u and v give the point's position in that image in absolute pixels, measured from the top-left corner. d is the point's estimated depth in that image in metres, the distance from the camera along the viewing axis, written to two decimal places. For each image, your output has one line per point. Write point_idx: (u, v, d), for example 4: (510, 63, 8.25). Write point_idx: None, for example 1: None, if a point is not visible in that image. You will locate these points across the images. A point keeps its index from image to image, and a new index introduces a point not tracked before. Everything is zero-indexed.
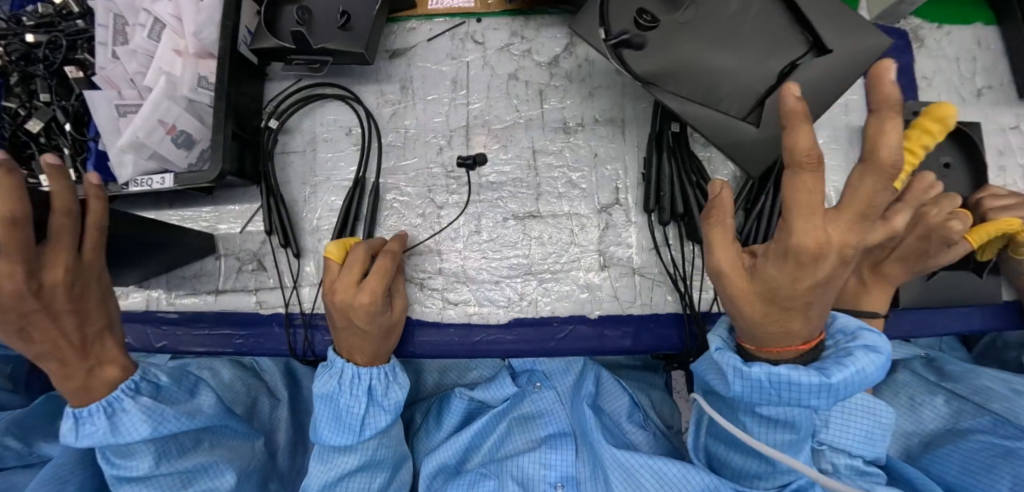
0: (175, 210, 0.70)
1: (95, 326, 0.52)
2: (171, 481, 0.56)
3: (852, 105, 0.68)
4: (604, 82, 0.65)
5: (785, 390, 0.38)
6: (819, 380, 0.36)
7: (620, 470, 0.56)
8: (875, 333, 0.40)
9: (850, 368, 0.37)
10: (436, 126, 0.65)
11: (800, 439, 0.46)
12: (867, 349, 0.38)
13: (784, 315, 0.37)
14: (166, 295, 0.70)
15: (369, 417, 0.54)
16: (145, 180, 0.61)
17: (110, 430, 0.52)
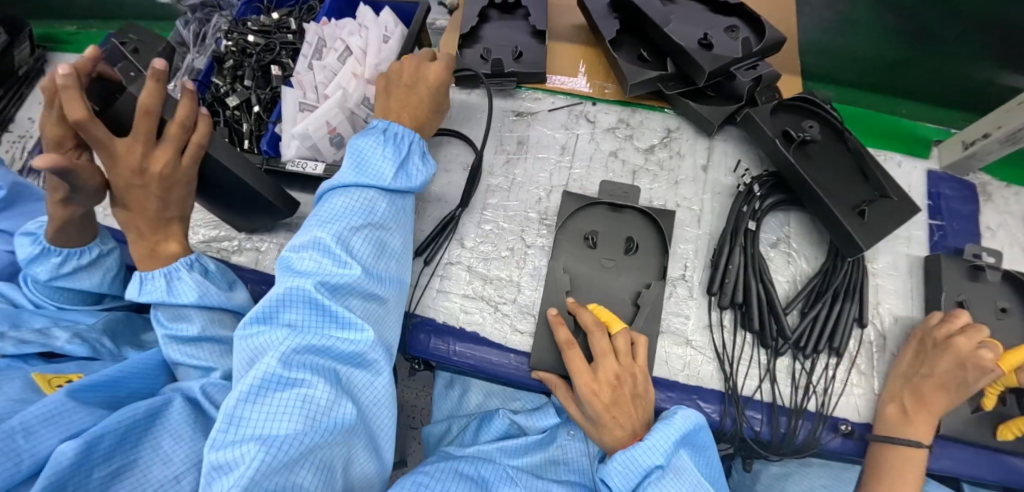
0: (306, 194, 0.85)
1: (170, 212, 0.63)
2: (209, 349, 0.62)
3: (914, 239, 0.75)
4: (689, 175, 0.76)
5: (629, 464, 0.55)
6: (640, 445, 0.55)
7: None
8: (686, 408, 0.59)
9: (661, 432, 0.55)
10: (540, 178, 0.77)
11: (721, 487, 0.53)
12: (668, 420, 0.57)
13: (622, 413, 0.58)
14: (274, 265, 0.81)
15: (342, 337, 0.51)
16: (301, 162, 0.75)
17: (165, 290, 0.61)
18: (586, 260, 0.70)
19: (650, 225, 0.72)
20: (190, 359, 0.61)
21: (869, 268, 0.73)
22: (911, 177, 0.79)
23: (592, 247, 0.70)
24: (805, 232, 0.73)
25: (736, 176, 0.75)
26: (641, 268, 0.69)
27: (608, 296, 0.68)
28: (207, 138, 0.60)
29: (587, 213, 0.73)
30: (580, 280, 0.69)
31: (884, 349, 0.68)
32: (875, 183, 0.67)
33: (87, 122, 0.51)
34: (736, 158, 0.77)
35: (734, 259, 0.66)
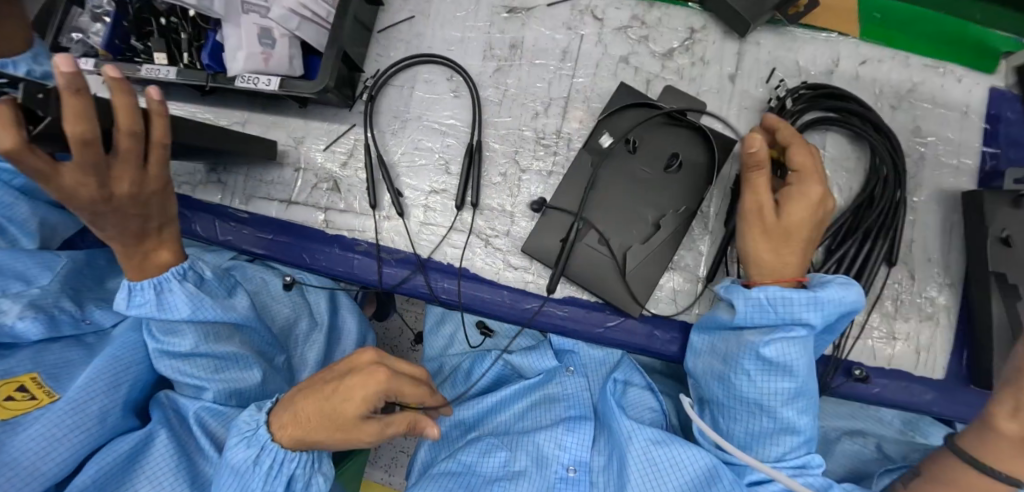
0: (269, 114, 0.73)
1: (153, 224, 0.52)
2: (204, 365, 0.56)
3: (962, 169, 0.64)
4: (713, 85, 0.64)
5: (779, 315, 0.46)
6: (805, 296, 0.45)
7: (643, 458, 0.54)
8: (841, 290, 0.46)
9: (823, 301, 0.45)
10: (538, 89, 0.65)
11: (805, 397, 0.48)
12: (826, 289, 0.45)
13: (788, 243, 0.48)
14: (241, 194, 0.73)
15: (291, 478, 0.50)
16: (252, 78, 0.63)
17: (156, 305, 0.53)
18: (623, 169, 0.61)
19: (704, 160, 0.60)
20: (185, 375, 0.55)
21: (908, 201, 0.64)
22: (971, 96, 0.66)
23: (632, 152, 0.61)
24: (843, 155, 0.63)
25: (768, 88, 0.64)
26: (680, 192, 0.60)
27: (633, 220, 0.60)
28: (167, 136, 0.47)
29: (635, 112, 0.62)
30: (602, 192, 0.61)
31: (913, 292, 0.62)
32: None
33: (18, 153, 0.37)
34: (770, 67, 0.64)
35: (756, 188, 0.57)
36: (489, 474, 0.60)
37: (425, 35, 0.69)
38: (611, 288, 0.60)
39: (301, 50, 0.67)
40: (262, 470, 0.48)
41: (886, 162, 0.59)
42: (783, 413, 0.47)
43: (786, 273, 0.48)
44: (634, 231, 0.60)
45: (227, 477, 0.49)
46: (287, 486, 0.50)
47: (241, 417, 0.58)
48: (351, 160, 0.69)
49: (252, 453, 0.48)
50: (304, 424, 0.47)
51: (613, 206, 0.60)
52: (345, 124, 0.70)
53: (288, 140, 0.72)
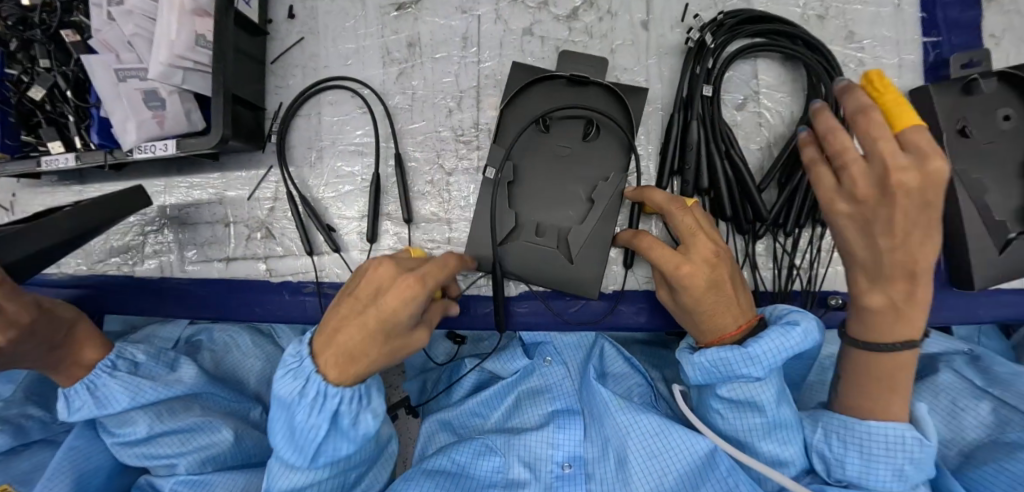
0: (185, 176, 0.71)
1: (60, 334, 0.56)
2: (170, 442, 0.59)
3: (905, 66, 0.61)
4: (626, 37, 0.60)
5: (723, 366, 0.45)
6: (737, 351, 0.44)
7: (644, 454, 0.53)
8: (802, 315, 0.46)
9: (772, 342, 0.44)
10: (447, 84, 0.61)
11: (778, 425, 0.48)
12: (789, 326, 0.45)
13: (722, 307, 0.46)
14: (179, 261, 0.70)
15: (327, 445, 0.45)
16: (149, 147, 0.61)
17: (94, 403, 0.57)
18: (543, 153, 0.58)
19: (620, 118, 0.57)
20: (152, 457, 0.59)
21: None
22: None
23: (546, 131, 0.58)
24: (778, 79, 0.59)
25: (686, 26, 0.59)
26: (602, 158, 0.57)
27: (568, 202, 0.57)
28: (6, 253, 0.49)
29: (540, 88, 0.58)
30: (527, 182, 0.58)
31: None
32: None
33: None
34: (682, 3, 0.60)
35: (693, 139, 0.53)
36: (482, 480, 0.58)
37: (320, 55, 0.65)
38: (562, 275, 0.57)
39: (195, 103, 0.64)
40: (305, 405, 0.43)
41: (823, 78, 0.55)
42: (761, 448, 0.48)
43: (727, 327, 0.47)
44: (570, 214, 0.57)
45: (281, 411, 0.45)
46: (338, 421, 0.44)
47: (224, 480, 0.59)
48: (278, 203, 0.66)
49: (298, 386, 0.43)
50: (337, 346, 0.42)
51: (544, 192, 0.57)
52: (264, 167, 0.67)
53: (212, 196, 0.69)
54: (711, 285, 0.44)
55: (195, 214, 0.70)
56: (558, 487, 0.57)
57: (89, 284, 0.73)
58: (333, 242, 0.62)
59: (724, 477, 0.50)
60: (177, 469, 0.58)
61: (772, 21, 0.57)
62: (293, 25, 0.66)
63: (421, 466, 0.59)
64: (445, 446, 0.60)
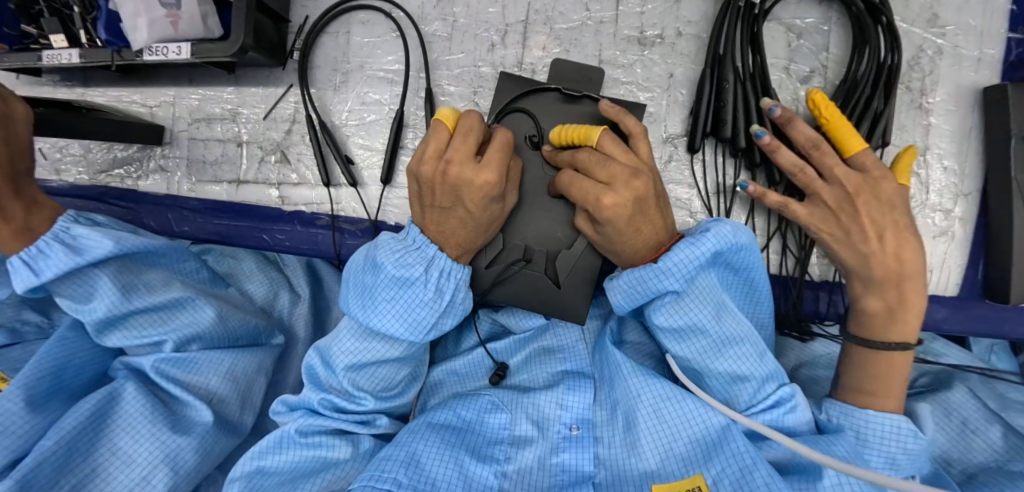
0: (196, 88, 0.66)
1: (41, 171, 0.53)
2: (149, 319, 0.57)
3: (985, 60, 0.57)
4: None
5: (641, 285, 0.46)
6: (652, 267, 0.45)
7: (653, 416, 0.51)
8: (721, 225, 0.45)
9: (681, 253, 0.44)
10: (492, 16, 0.57)
11: (727, 340, 0.47)
12: (699, 238, 0.44)
13: (646, 225, 0.45)
14: (187, 179, 0.66)
15: (438, 320, 0.50)
16: (160, 49, 0.56)
17: (64, 256, 0.52)
18: (536, 172, 0.53)
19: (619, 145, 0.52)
20: (134, 336, 0.57)
21: (922, 103, 0.58)
22: None
23: (535, 147, 0.53)
24: (826, 46, 0.56)
25: None
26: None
27: (556, 230, 0.53)
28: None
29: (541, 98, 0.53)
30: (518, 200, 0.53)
31: (925, 205, 0.58)
32: None
33: None
34: None
35: (729, 97, 0.50)
36: (488, 436, 0.57)
37: None
38: (548, 298, 0.54)
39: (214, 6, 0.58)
40: (430, 282, 0.47)
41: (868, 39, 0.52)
42: (719, 367, 0.48)
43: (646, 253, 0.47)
44: (562, 236, 0.53)
45: (388, 284, 0.48)
46: (450, 299, 0.49)
47: (206, 359, 0.59)
48: (295, 126, 0.62)
49: (422, 262, 0.47)
50: (434, 222, 0.49)
51: (540, 212, 0.53)
52: (284, 86, 0.62)
53: (225, 112, 0.64)
54: (635, 201, 0.43)
55: (206, 129, 0.65)
56: (564, 448, 0.56)
57: (92, 194, 0.70)
58: (351, 176, 0.58)
59: (740, 453, 0.47)
60: (165, 347, 0.58)
61: None
62: None
63: (430, 416, 0.58)
64: (451, 401, 0.60)
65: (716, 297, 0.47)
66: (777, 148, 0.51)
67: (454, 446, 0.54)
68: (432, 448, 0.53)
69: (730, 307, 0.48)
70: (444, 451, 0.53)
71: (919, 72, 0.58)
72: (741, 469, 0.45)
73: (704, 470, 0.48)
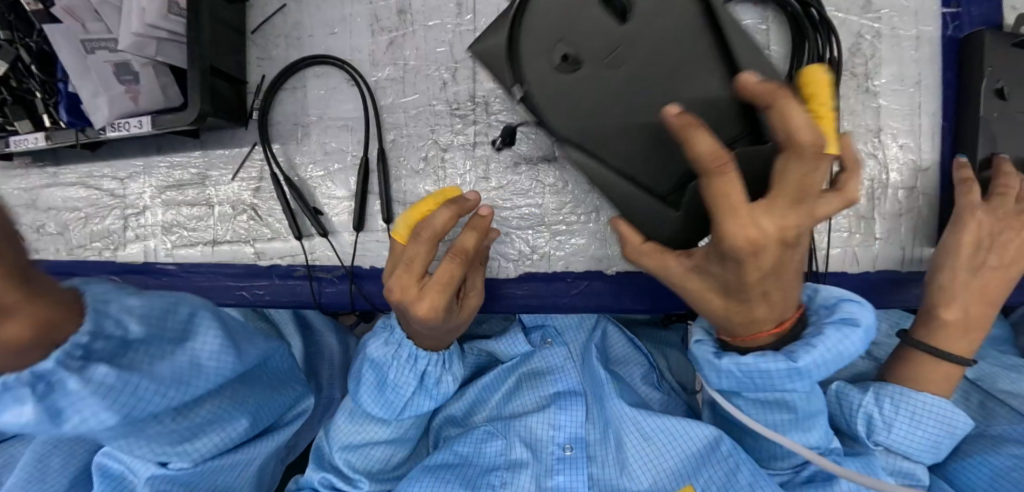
0: (164, 156, 0.67)
1: None
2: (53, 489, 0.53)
3: (923, 38, 0.59)
4: None
5: (759, 374, 0.40)
6: (788, 364, 0.39)
7: (638, 437, 0.53)
8: (861, 307, 0.41)
9: (826, 345, 0.39)
10: (445, 55, 0.59)
11: (805, 418, 0.46)
12: (846, 326, 0.39)
13: (776, 289, 0.34)
14: (165, 245, 0.67)
15: (412, 402, 0.54)
16: (122, 124, 0.56)
17: None
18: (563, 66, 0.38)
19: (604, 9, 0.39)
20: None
21: (870, 85, 0.59)
22: None
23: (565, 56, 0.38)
24: (768, 43, 0.58)
25: None
26: (596, 23, 0.39)
27: (597, 86, 0.39)
28: None
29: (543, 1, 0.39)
30: (558, 115, 0.39)
31: (887, 185, 0.59)
32: None
33: None
34: None
35: None
36: (485, 464, 0.57)
37: (304, 24, 0.62)
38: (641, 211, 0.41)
39: (172, 76, 0.60)
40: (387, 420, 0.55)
41: (807, 31, 0.54)
42: (782, 440, 0.48)
43: (766, 326, 0.39)
44: (649, 175, 0.40)
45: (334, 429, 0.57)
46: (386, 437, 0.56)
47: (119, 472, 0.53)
48: (263, 183, 0.63)
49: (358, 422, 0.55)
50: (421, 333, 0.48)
51: (603, 105, 0.39)
52: (249, 146, 0.64)
53: (194, 176, 0.66)
54: (772, 271, 0.32)
55: (178, 195, 0.66)
56: (558, 470, 0.56)
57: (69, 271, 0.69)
58: (320, 224, 0.59)
59: (727, 457, 0.50)
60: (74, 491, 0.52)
61: None
62: None
63: (428, 461, 0.59)
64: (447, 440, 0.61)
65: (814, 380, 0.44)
66: None
67: (451, 484, 0.54)
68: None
69: (819, 391, 0.45)
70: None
71: (862, 57, 0.59)
72: (727, 477, 0.49)
73: (693, 481, 0.51)
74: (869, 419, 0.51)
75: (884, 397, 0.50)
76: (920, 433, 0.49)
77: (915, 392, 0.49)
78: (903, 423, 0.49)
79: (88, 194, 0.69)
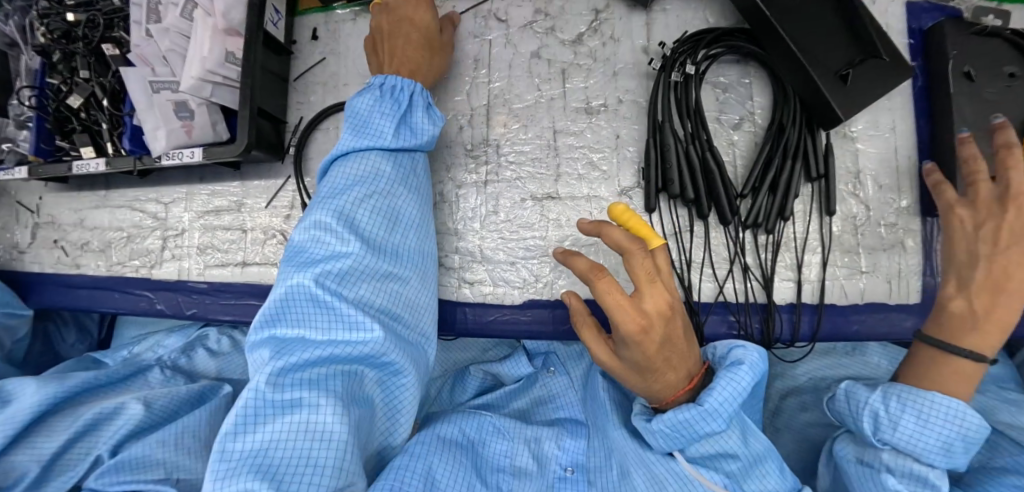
0: (206, 184, 0.74)
1: None
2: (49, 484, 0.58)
3: (895, 90, 0.65)
4: (629, 60, 0.64)
5: (682, 425, 0.48)
6: (695, 409, 0.47)
7: (645, 472, 0.52)
8: (745, 349, 0.50)
9: (725, 389, 0.47)
10: (462, 100, 0.66)
11: (753, 465, 0.50)
12: (735, 366, 0.48)
13: (675, 358, 0.46)
14: (199, 265, 0.72)
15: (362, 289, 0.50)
16: (177, 153, 0.64)
17: None
18: None
19: None
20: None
21: (847, 133, 0.65)
22: (887, 16, 0.67)
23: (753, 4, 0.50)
24: (754, 97, 0.64)
25: (658, 56, 0.63)
26: None
27: None
28: None
29: None
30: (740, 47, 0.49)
31: (869, 223, 0.63)
32: (866, 40, 0.55)
33: None
34: (681, 30, 0.64)
35: (673, 160, 0.57)
36: (491, 461, 0.59)
37: (339, 73, 0.71)
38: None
39: (222, 114, 0.67)
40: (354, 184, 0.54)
41: (789, 90, 0.60)
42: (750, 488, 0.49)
43: (675, 385, 0.49)
44: None
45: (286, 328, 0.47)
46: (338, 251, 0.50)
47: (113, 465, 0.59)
48: (294, 211, 0.70)
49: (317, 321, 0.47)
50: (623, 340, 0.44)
51: None
52: (283, 177, 0.71)
53: (232, 204, 0.72)
54: (663, 342, 0.43)
55: (215, 218, 0.73)
56: (559, 488, 0.57)
57: (109, 289, 0.75)
58: None
59: None
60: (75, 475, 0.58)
61: (736, 37, 0.61)
62: (315, 46, 0.72)
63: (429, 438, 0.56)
64: (458, 418, 0.62)
65: (743, 425, 0.50)
66: (721, 194, 0.57)
67: (459, 459, 0.55)
68: (443, 463, 0.54)
69: (752, 433, 0.50)
70: (456, 469, 0.54)
71: None
72: None
73: None
74: (876, 416, 0.50)
75: (891, 395, 0.50)
76: (928, 438, 0.47)
77: (923, 390, 0.48)
78: (910, 421, 0.48)
79: (133, 217, 0.77)
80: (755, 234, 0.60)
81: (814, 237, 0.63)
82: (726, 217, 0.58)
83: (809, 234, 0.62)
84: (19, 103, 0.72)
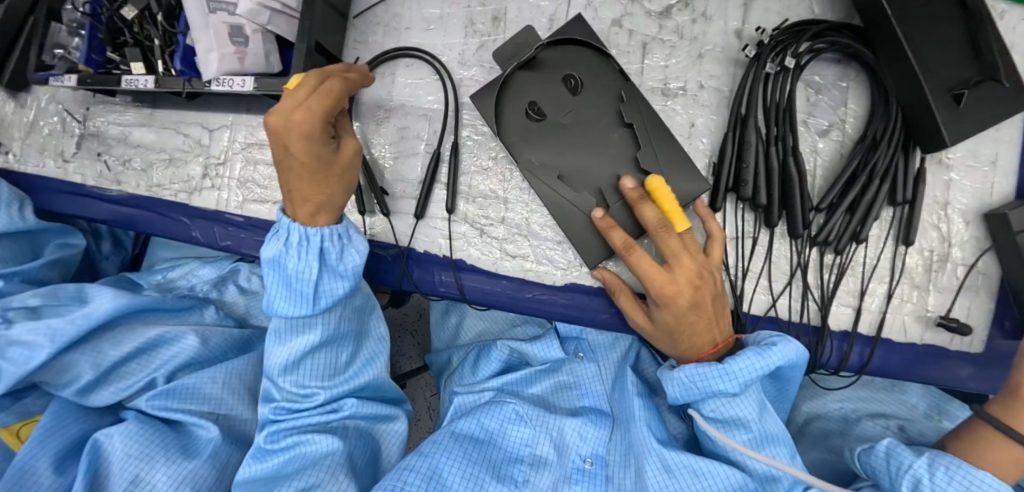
0: (253, 115, 0.72)
1: None
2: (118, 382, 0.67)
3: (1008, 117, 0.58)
4: (718, 43, 0.58)
5: (703, 383, 0.47)
6: (715, 368, 0.46)
7: (659, 466, 0.52)
8: (785, 343, 0.47)
9: (749, 362, 0.46)
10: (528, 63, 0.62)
11: (768, 441, 0.49)
12: (766, 349, 0.46)
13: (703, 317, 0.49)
14: (238, 198, 0.71)
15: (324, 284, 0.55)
16: (227, 81, 0.61)
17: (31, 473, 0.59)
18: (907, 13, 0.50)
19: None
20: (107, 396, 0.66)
21: (944, 157, 0.59)
22: (1017, 31, 0.59)
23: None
24: (849, 102, 0.58)
25: (752, 43, 0.58)
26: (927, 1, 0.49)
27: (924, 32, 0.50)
28: None
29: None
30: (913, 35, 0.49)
31: (948, 259, 0.58)
32: (988, 61, 0.48)
33: None
34: (781, 16, 0.58)
35: (751, 160, 0.53)
36: (509, 452, 0.60)
37: (402, 16, 0.66)
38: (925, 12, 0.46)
39: (276, 44, 0.65)
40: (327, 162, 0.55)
41: (894, 101, 0.54)
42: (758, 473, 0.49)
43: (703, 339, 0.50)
44: None
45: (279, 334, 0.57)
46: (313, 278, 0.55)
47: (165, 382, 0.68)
48: None
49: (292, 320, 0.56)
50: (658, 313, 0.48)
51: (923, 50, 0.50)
52: None
53: None
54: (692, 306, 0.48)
55: (257, 153, 0.71)
56: (576, 480, 0.58)
57: (147, 210, 0.75)
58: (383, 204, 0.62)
59: None
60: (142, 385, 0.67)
61: (845, 32, 0.55)
62: None
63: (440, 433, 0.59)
64: (477, 410, 0.62)
65: (761, 400, 0.49)
66: (796, 205, 0.53)
67: (473, 458, 0.56)
68: (453, 461, 0.55)
69: (771, 414, 0.50)
70: (467, 463, 0.56)
71: None
72: None
73: None
74: (915, 482, 0.47)
75: (937, 465, 0.47)
76: None
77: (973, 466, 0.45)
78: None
79: (177, 139, 0.75)
80: (822, 252, 0.56)
81: (884, 265, 0.58)
82: (796, 230, 0.53)
83: (880, 260, 0.58)
84: (75, 8, 0.70)
